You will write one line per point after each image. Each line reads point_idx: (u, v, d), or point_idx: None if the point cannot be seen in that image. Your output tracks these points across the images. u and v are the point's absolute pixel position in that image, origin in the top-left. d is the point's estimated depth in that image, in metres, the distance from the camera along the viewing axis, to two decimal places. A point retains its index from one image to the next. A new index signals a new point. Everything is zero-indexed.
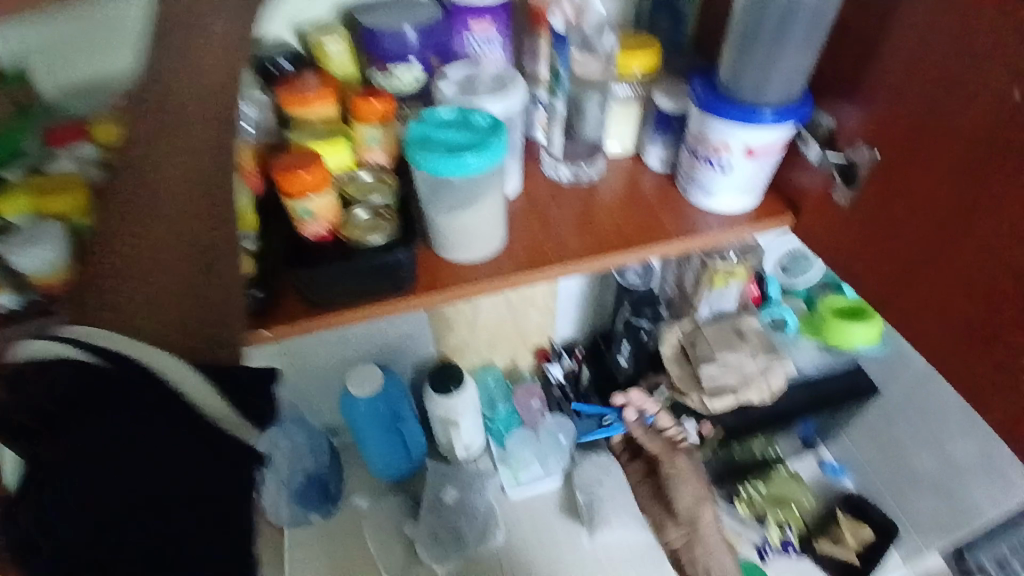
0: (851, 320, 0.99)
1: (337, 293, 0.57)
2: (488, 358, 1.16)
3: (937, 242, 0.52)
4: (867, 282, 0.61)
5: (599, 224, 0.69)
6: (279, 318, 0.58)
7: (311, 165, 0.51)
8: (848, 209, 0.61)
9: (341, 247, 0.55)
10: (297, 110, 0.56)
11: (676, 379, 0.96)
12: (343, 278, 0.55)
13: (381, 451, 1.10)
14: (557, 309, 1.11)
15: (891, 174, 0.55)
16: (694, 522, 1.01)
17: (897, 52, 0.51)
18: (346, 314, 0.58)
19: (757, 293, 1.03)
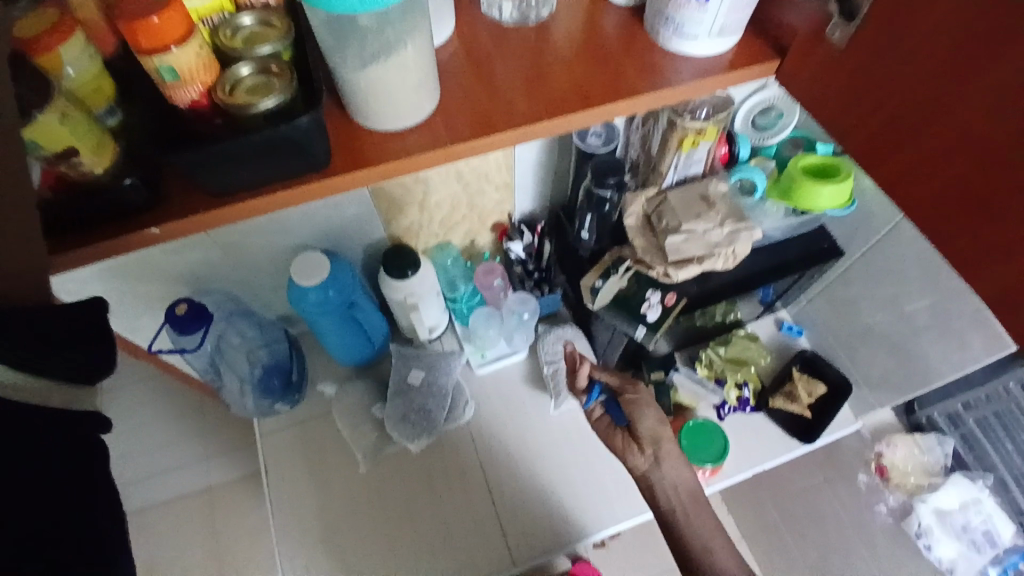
0: (823, 180, 0.89)
1: (228, 181, 0.53)
2: (444, 237, 1.09)
3: (931, 85, 0.45)
4: (852, 138, 0.55)
5: (551, 78, 0.60)
6: (167, 215, 0.55)
7: (168, 7, 0.43)
8: (840, 55, 0.52)
9: (229, 122, 0.49)
10: None
11: (639, 250, 0.91)
12: (235, 162, 0.51)
13: (343, 339, 1.06)
14: (515, 182, 1.02)
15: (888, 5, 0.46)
16: (657, 439, 0.87)
17: None
18: (256, 200, 0.55)
19: (725, 152, 0.96)
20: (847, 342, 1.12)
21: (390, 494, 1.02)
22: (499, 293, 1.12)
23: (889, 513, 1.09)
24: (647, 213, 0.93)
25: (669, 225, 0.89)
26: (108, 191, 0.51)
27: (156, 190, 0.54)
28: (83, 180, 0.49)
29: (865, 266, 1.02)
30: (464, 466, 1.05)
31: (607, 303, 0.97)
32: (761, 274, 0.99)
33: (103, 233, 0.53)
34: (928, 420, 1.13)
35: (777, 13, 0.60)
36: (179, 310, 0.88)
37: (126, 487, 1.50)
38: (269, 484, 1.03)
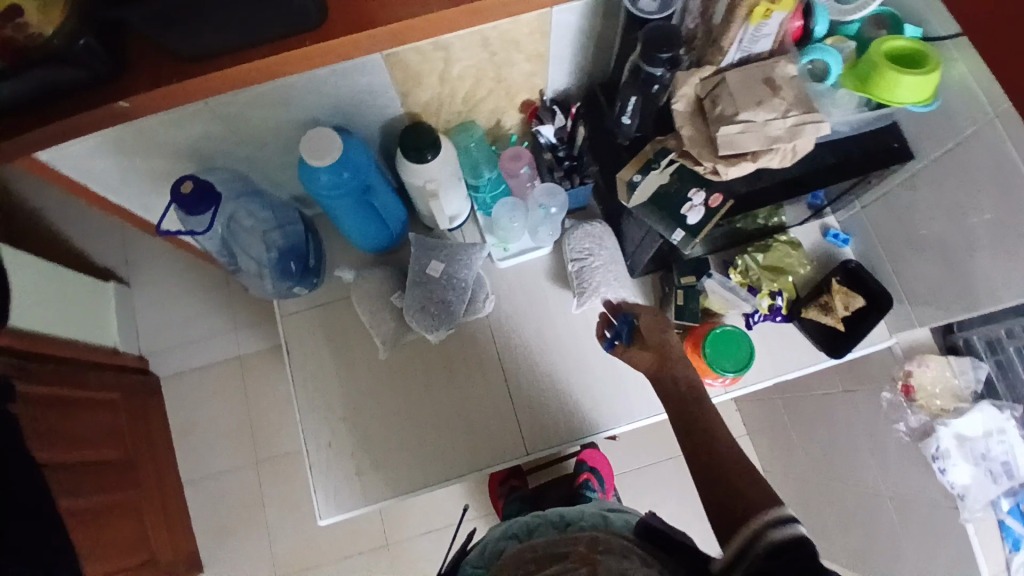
0: (909, 68, 0.76)
1: (201, 47, 0.50)
2: (466, 115, 0.99)
3: None
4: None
5: None
6: (132, 87, 0.54)
7: None
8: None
9: None
10: None
11: (686, 141, 0.82)
12: (205, 21, 0.46)
13: (359, 226, 1.01)
14: (549, 54, 0.89)
15: None
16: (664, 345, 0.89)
17: None
18: (236, 71, 0.53)
19: (799, 26, 0.82)
20: (893, 250, 1.02)
21: (410, 381, 1.03)
22: (525, 182, 1.04)
23: (909, 433, 1.03)
24: (700, 96, 0.81)
25: (724, 113, 0.78)
26: (64, 56, 0.49)
27: (116, 55, 0.53)
28: (36, 44, 0.48)
29: (933, 169, 0.90)
30: (484, 356, 1.04)
31: (644, 201, 0.89)
32: (816, 174, 0.89)
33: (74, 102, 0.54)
34: (965, 343, 1.01)
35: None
36: (185, 188, 0.82)
37: (161, 354, 1.57)
38: (292, 363, 1.04)
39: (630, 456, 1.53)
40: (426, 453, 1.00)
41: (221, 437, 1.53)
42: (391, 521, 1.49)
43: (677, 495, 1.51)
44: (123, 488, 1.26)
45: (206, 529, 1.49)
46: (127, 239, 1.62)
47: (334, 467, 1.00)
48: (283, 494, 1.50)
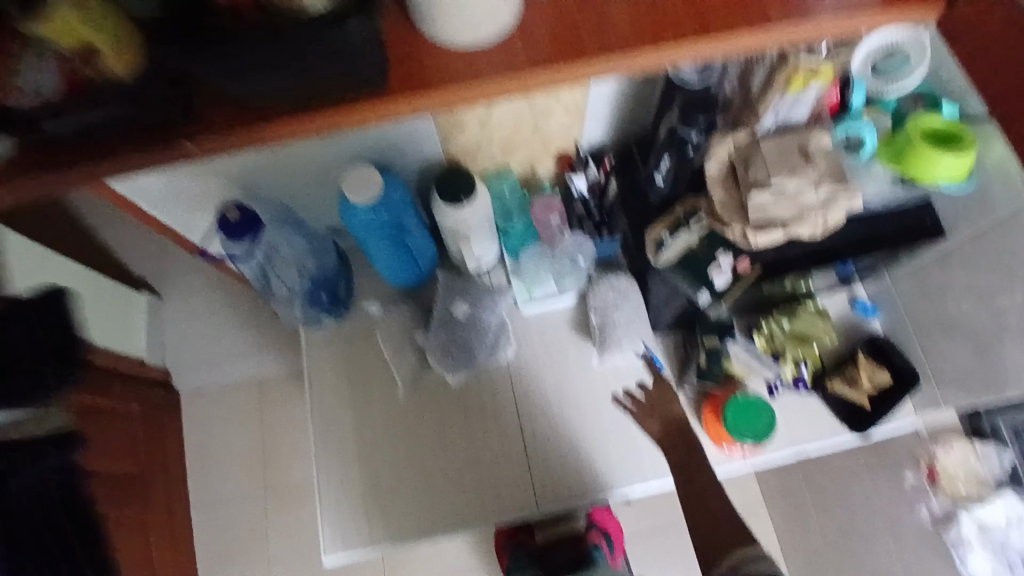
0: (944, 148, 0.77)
1: (260, 93, 0.51)
2: (503, 162, 1.03)
3: None
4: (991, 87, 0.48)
5: (646, 9, 0.53)
6: (199, 129, 0.55)
7: None
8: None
9: (271, 20, 0.44)
10: None
11: (716, 205, 0.83)
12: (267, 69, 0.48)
13: (390, 262, 1.04)
14: (587, 110, 0.94)
15: None
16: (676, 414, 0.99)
17: None
18: (297, 123, 0.54)
19: (835, 97, 0.82)
20: (920, 318, 1.01)
21: (425, 423, 1.03)
22: (555, 232, 1.06)
23: (930, 516, 1.16)
24: (733, 161, 0.82)
25: (756, 177, 0.80)
26: (132, 94, 0.49)
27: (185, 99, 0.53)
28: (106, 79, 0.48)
29: (968, 252, 0.89)
30: (500, 403, 1.04)
31: (673, 261, 0.92)
32: (844, 244, 0.89)
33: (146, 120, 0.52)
34: (991, 429, 1.10)
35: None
36: (230, 217, 0.86)
37: (185, 369, 1.60)
38: (312, 396, 1.05)
39: (640, 516, 1.49)
40: (436, 498, 0.99)
41: (233, 459, 1.54)
42: (392, 561, 1.47)
43: (687, 562, 1.46)
44: (134, 504, 1.27)
45: (210, 552, 1.48)
46: (164, 252, 1.67)
47: (343, 505, 1.00)
48: (287, 524, 1.49)
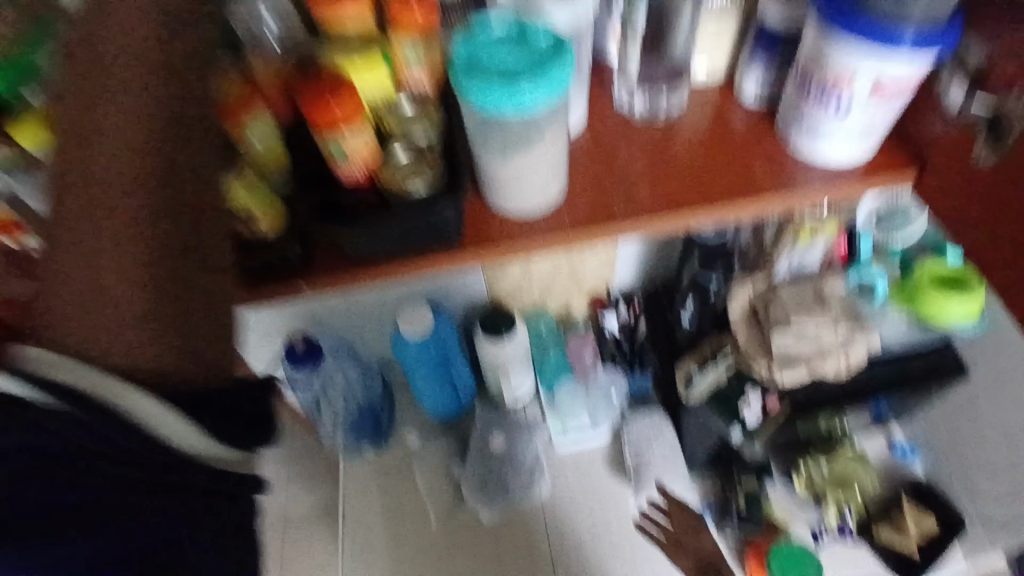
0: (950, 292, 0.82)
1: (356, 255, 0.46)
2: (539, 303, 1.08)
3: None
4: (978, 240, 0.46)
5: (674, 169, 0.51)
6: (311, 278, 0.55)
7: (342, 94, 0.39)
8: (983, 174, 0.43)
9: (383, 196, 0.43)
10: (321, 21, 0.41)
11: (742, 344, 0.87)
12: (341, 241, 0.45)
13: (432, 394, 1.09)
14: (616, 259, 1.05)
15: None
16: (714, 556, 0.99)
17: None
18: (378, 271, 0.47)
19: (843, 250, 0.89)
20: (958, 453, 1.01)
21: (458, 562, 1.02)
22: (589, 366, 1.10)
23: None
24: (755, 305, 0.88)
25: (778, 317, 0.85)
26: (272, 251, 0.53)
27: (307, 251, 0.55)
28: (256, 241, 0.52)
29: (998, 390, 0.91)
30: (534, 543, 1.03)
31: (705, 398, 0.95)
32: (869, 380, 0.92)
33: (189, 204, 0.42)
34: None
35: (925, 124, 0.50)
36: (297, 348, 0.95)
37: None
38: (345, 529, 1.05)
39: None
40: None
41: None
42: None
43: None
44: None
45: None
46: None
47: None
48: None
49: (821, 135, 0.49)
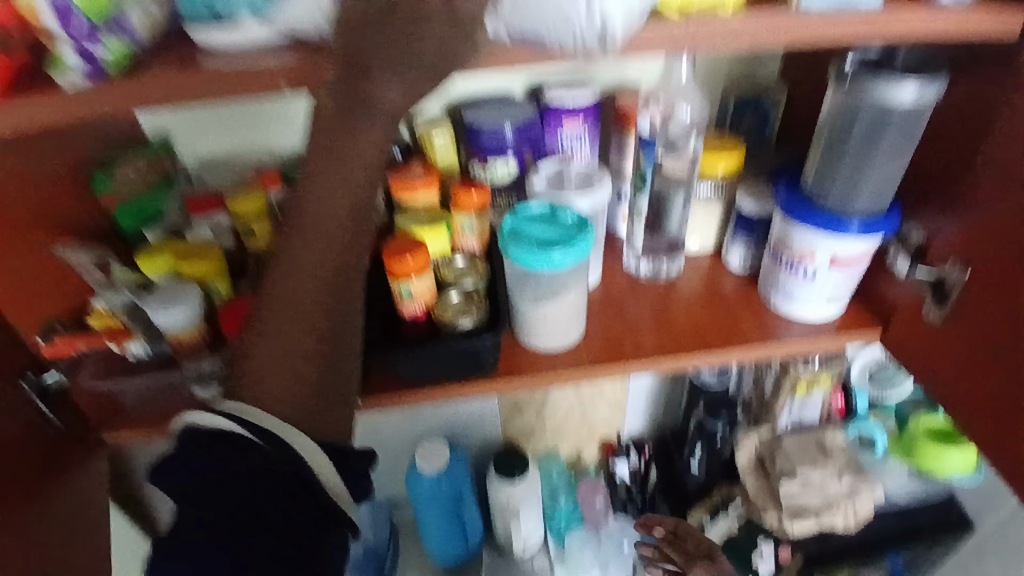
0: (948, 444, 0.87)
1: (405, 378, 0.53)
2: (552, 446, 1.11)
3: (999, 343, 0.46)
4: (954, 390, 0.51)
5: (677, 322, 0.60)
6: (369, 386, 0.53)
7: (414, 250, 0.49)
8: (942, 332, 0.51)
9: (434, 329, 0.52)
10: (400, 198, 0.54)
11: (751, 492, 0.91)
12: (393, 366, 0.52)
13: (440, 535, 1.08)
14: (625, 404, 1.07)
15: (986, 298, 0.46)
16: None
17: (998, 178, 0.44)
18: (420, 394, 0.53)
19: (841, 404, 0.92)
20: None
21: None
22: (600, 514, 1.11)
23: None
24: (761, 454, 0.91)
25: (784, 469, 0.88)
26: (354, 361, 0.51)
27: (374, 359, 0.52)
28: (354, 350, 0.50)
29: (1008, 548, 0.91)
30: None
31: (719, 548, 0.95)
32: (879, 533, 0.92)
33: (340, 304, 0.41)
34: None
35: (879, 288, 0.58)
36: None
37: None
38: None
39: None
40: None
41: None
42: None
43: None
44: None
45: None
46: None
47: None
48: None
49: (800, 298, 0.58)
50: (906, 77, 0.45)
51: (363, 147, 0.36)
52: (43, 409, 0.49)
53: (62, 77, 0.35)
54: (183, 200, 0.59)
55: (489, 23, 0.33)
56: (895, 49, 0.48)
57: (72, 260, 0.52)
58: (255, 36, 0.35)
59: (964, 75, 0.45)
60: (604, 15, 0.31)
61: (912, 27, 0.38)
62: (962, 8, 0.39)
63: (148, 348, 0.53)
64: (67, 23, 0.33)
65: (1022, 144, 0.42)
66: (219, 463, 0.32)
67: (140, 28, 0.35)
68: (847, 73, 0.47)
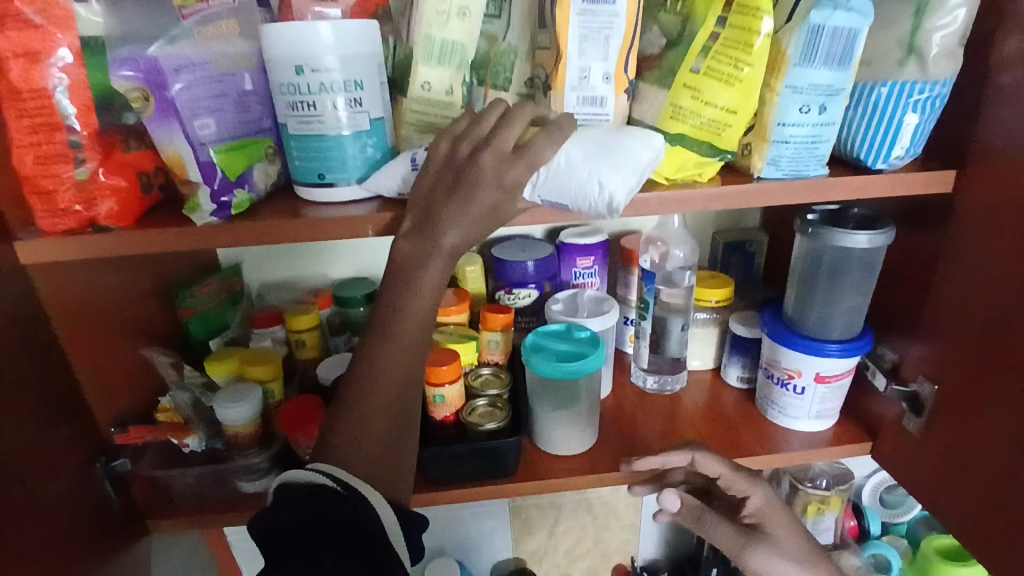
0: (956, 563, 0.86)
1: (436, 478, 0.58)
2: (564, 570, 1.06)
3: (981, 452, 0.51)
4: (949, 501, 0.55)
5: (684, 433, 0.65)
6: None
7: (450, 359, 0.56)
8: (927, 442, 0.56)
9: (462, 431, 0.58)
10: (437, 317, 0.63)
11: None
12: (426, 467, 0.57)
13: None
14: (640, 525, 1.04)
15: (962, 410, 0.52)
16: None
17: (951, 305, 0.52)
18: (448, 494, 0.57)
19: (854, 524, 0.93)
20: None
21: None
22: None
23: None
24: None
25: None
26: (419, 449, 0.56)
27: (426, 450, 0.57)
28: None
29: None
30: None
31: None
32: None
33: (394, 404, 0.46)
34: None
35: (867, 404, 0.63)
36: None
37: None
38: None
39: None
40: None
41: None
42: None
43: None
44: None
45: None
46: None
47: None
48: None
49: (796, 414, 0.63)
50: (857, 230, 0.53)
51: (427, 275, 0.45)
52: (107, 490, 0.54)
53: (195, 215, 0.45)
54: (246, 315, 0.69)
55: (528, 193, 0.43)
56: (849, 204, 0.59)
57: (151, 358, 0.60)
58: (349, 195, 0.46)
59: (910, 224, 0.56)
60: (612, 194, 0.42)
61: (858, 186, 0.49)
62: (898, 172, 0.49)
63: (204, 442, 0.59)
64: (210, 179, 0.44)
65: (965, 279, 0.51)
66: (304, 514, 0.39)
67: (260, 184, 0.47)
68: (811, 218, 0.57)
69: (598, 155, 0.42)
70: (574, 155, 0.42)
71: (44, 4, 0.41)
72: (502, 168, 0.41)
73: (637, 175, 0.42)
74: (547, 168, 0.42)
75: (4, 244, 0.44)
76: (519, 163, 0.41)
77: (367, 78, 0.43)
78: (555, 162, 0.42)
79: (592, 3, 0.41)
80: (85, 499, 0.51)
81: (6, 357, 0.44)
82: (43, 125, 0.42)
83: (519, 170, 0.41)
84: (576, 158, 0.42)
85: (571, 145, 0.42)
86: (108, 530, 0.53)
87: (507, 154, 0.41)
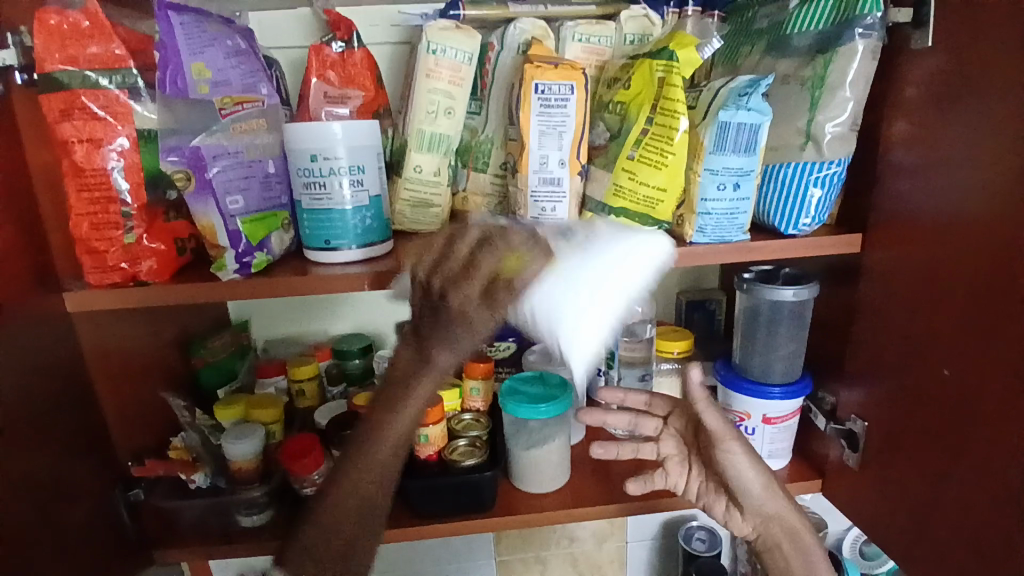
0: None
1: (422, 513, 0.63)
2: None
3: (903, 477, 0.57)
4: (884, 527, 0.60)
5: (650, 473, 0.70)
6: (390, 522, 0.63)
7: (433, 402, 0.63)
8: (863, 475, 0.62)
9: (444, 467, 0.63)
10: None
11: None
12: (412, 500, 0.63)
13: None
14: None
15: (886, 441, 0.59)
16: None
17: (868, 348, 0.60)
18: (431, 528, 0.63)
19: None
20: None
21: None
22: None
23: None
24: None
25: None
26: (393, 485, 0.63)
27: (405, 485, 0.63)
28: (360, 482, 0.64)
29: None
30: None
31: None
32: None
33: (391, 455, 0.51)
34: None
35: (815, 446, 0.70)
36: None
37: None
38: None
39: None
40: None
41: None
42: None
43: None
44: None
45: None
46: None
47: None
48: None
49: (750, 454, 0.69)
50: (785, 286, 0.63)
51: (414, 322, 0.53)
52: (119, 518, 0.59)
53: (221, 272, 0.53)
54: (254, 365, 0.76)
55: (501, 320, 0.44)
56: (780, 267, 0.69)
57: (169, 402, 0.67)
58: (350, 258, 0.55)
59: (832, 281, 0.64)
60: (572, 343, 0.44)
61: (778, 247, 0.58)
62: (811, 236, 0.58)
63: (209, 479, 0.64)
64: (236, 243, 0.53)
65: (876, 325, 0.59)
66: None
67: (276, 248, 0.56)
68: (748, 277, 0.68)
69: (590, 286, 0.43)
70: (554, 296, 0.42)
71: (108, 101, 0.51)
72: (464, 292, 0.43)
73: (602, 323, 0.44)
74: (525, 303, 0.42)
75: (57, 293, 0.53)
76: (485, 305, 0.43)
77: (368, 164, 0.53)
78: (536, 299, 0.42)
79: (548, 108, 0.52)
80: (99, 523, 0.56)
81: (49, 388, 0.51)
82: (102, 198, 0.52)
83: (483, 313, 0.43)
84: (557, 299, 0.42)
85: (553, 285, 0.42)
86: (115, 555, 0.58)
87: (475, 298, 0.43)
